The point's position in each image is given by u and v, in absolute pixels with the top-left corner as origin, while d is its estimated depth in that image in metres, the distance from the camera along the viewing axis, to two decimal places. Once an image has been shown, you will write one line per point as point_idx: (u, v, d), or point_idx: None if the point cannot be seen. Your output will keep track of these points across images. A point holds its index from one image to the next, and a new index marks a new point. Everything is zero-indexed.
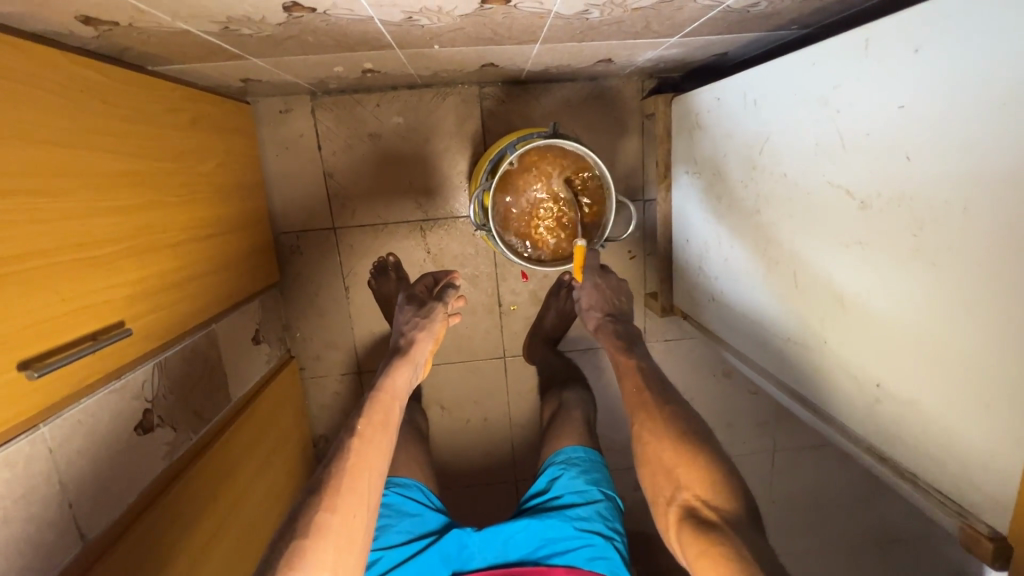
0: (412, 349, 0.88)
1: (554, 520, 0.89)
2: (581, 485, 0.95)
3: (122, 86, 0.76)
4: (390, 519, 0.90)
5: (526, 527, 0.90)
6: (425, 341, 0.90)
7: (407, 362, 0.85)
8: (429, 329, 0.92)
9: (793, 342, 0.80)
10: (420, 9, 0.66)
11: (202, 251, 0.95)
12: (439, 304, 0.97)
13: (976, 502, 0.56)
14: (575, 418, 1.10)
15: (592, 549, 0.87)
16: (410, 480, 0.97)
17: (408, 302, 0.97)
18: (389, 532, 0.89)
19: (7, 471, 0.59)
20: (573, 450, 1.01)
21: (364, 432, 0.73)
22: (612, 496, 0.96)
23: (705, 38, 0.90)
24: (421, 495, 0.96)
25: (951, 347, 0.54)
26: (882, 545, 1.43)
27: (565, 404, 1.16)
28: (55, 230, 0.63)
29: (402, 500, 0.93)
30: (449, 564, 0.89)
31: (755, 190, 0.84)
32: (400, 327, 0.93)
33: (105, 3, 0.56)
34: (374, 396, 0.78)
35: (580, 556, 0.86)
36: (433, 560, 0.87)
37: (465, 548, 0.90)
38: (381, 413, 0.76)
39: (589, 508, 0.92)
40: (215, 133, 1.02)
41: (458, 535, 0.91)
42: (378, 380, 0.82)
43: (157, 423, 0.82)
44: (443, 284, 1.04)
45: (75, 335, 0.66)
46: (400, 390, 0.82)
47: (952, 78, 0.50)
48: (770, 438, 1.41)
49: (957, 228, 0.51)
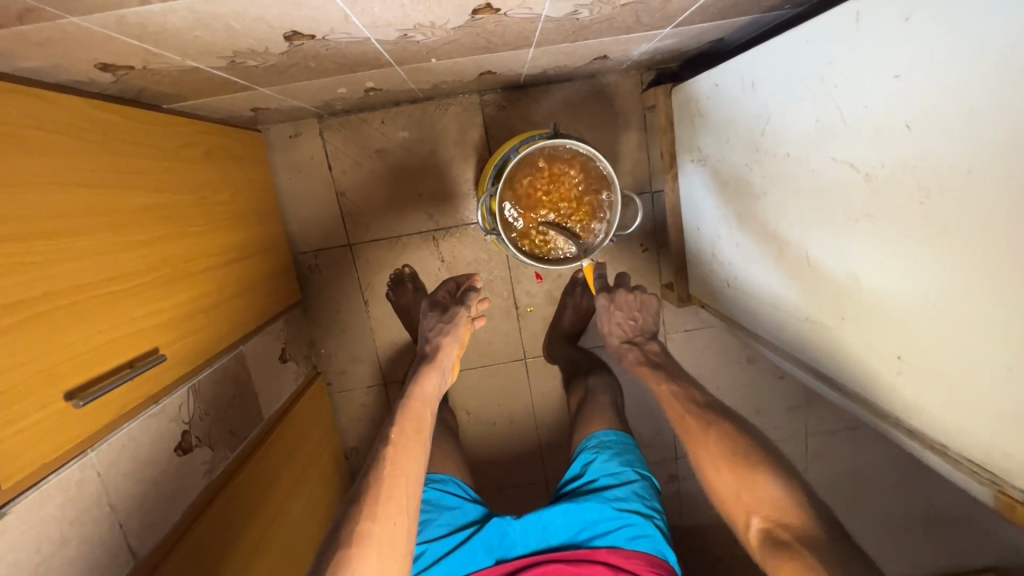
0: (438, 354, 0.90)
1: (591, 503, 0.90)
2: (616, 467, 0.95)
3: (139, 125, 0.80)
4: (430, 514, 0.91)
5: (565, 511, 0.90)
6: (450, 347, 0.92)
7: (434, 367, 0.87)
8: (454, 334, 0.93)
9: (811, 322, 0.80)
10: (414, 26, 0.69)
11: (226, 276, 0.99)
12: (462, 308, 0.96)
13: (1007, 469, 0.56)
14: (603, 404, 1.11)
15: (633, 528, 0.87)
16: (447, 475, 0.99)
17: (431, 309, 0.97)
18: (431, 526, 0.90)
19: (63, 494, 0.63)
20: (605, 434, 1.02)
21: (398, 440, 0.75)
22: (646, 476, 0.96)
23: (698, 27, 0.91)
24: (459, 489, 0.97)
25: (968, 313, 0.54)
26: (927, 527, 1.39)
27: (592, 391, 1.16)
28: (89, 266, 0.67)
29: (440, 495, 0.94)
30: (493, 553, 0.89)
31: (760, 172, 0.83)
32: (426, 334, 0.94)
33: (122, 50, 0.60)
34: (405, 404, 0.80)
35: (621, 536, 0.86)
36: (475, 550, 0.88)
37: (506, 537, 0.90)
38: (413, 421, 0.78)
39: (626, 488, 0.92)
40: (231, 163, 1.06)
41: (497, 524, 0.91)
42: (408, 387, 0.84)
43: (195, 444, 0.86)
44: (465, 289, 1.04)
45: (115, 365, 0.70)
46: (429, 396, 0.83)
47: (944, 42, 0.50)
48: (802, 422, 1.39)
49: (962, 193, 0.51)
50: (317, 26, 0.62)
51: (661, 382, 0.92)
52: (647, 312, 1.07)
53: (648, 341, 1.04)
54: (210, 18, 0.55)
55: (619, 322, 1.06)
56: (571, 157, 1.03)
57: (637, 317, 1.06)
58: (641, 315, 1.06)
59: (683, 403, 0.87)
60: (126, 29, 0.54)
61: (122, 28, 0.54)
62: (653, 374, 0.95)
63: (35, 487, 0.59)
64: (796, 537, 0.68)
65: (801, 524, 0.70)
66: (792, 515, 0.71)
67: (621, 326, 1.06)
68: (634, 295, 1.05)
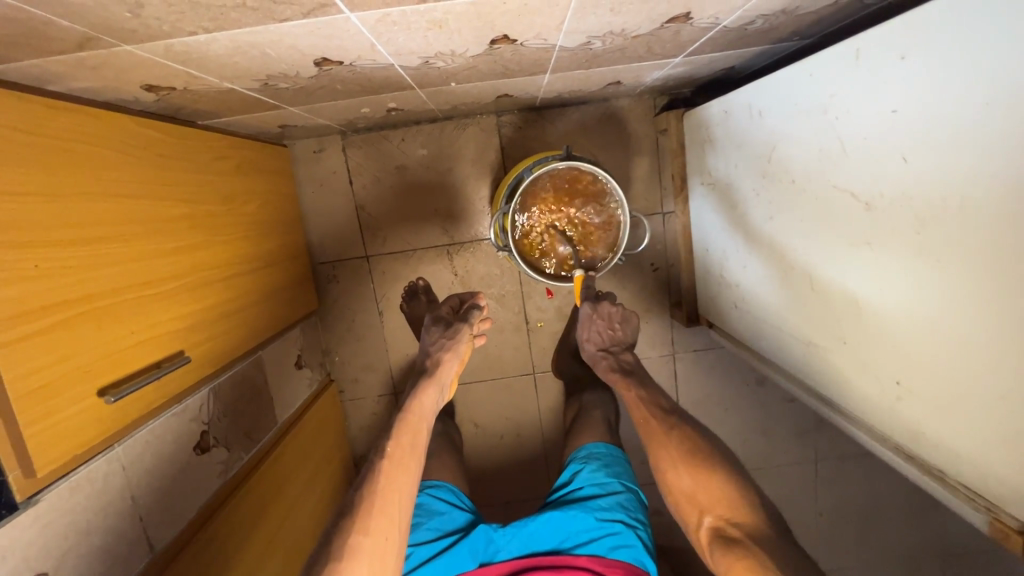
0: (438, 370, 0.92)
1: (576, 512, 0.91)
2: (602, 478, 0.97)
3: (177, 141, 0.85)
4: (420, 517, 0.93)
5: (549, 519, 0.92)
6: (450, 362, 0.94)
7: (433, 383, 0.89)
8: (455, 350, 0.96)
9: (815, 345, 0.81)
10: (436, 54, 0.73)
11: (249, 283, 1.03)
12: (464, 325, 1.00)
13: (1003, 497, 0.56)
14: (594, 419, 1.14)
15: (615, 538, 0.88)
16: (441, 481, 1.02)
17: (434, 324, 1.01)
18: (420, 529, 0.92)
19: (90, 484, 0.66)
20: (595, 446, 1.05)
21: (393, 453, 0.76)
22: (633, 489, 0.98)
23: (709, 56, 0.94)
24: (452, 496, 0.99)
25: (963, 339, 0.55)
26: (941, 560, 1.36)
27: (586, 406, 1.19)
28: (127, 270, 0.71)
29: (432, 499, 0.96)
30: (477, 557, 0.90)
31: (767, 197, 0.85)
32: (426, 348, 0.97)
33: (166, 73, 0.65)
34: (402, 417, 0.82)
35: (604, 545, 0.87)
36: (461, 554, 0.89)
37: (492, 543, 0.92)
38: (409, 434, 0.80)
39: (610, 499, 0.94)
40: (258, 175, 1.12)
41: (484, 531, 0.93)
42: (406, 402, 0.86)
43: (213, 444, 0.90)
44: (468, 306, 1.07)
45: (143, 364, 0.74)
46: (426, 411, 0.86)
47: (938, 80, 0.52)
48: (812, 447, 1.38)
49: (955, 222, 0.53)
50: (346, 53, 0.67)
51: (631, 390, 0.92)
52: (627, 326, 1.08)
53: (623, 352, 1.05)
54: (248, 46, 0.59)
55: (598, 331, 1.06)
56: (574, 178, 1.06)
57: (618, 330, 1.07)
58: (621, 328, 1.07)
59: (649, 408, 0.87)
60: (172, 55, 0.59)
61: (170, 54, 0.59)
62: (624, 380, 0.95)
63: (65, 477, 0.63)
64: (745, 534, 0.70)
65: (750, 523, 0.71)
66: (739, 513, 0.73)
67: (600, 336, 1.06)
68: (617, 308, 1.07)
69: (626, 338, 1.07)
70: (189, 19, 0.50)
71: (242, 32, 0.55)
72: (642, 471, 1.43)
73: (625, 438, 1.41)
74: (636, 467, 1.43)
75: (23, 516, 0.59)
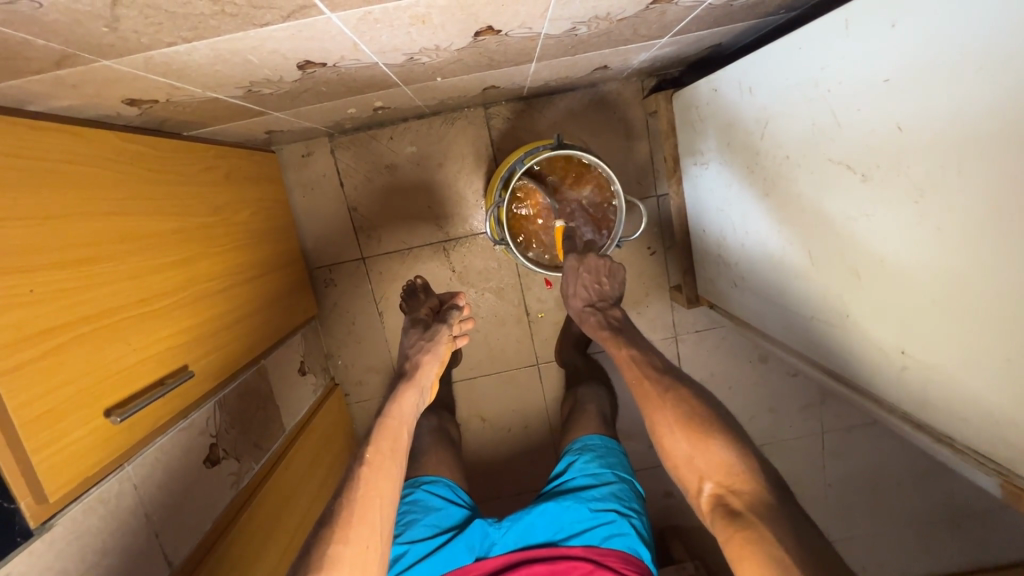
0: (417, 372, 0.93)
1: (570, 503, 0.93)
2: (595, 469, 0.98)
3: (164, 154, 0.84)
4: (417, 514, 0.94)
5: (544, 512, 0.93)
6: (430, 364, 0.95)
7: (412, 386, 0.90)
8: (433, 352, 0.97)
9: (818, 319, 0.81)
10: (419, 50, 0.72)
11: (246, 293, 1.02)
12: (444, 326, 1.02)
13: (1011, 458, 0.56)
14: (590, 412, 1.15)
15: (609, 527, 0.89)
16: (438, 477, 1.01)
17: (414, 327, 1.03)
18: (416, 526, 0.92)
19: (103, 505, 0.67)
20: (590, 438, 1.05)
21: (373, 460, 0.77)
22: (628, 479, 0.98)
23: (695, 35, 0.93)
24: (448, 492, 0.99)
25: (965, 304, 0.55)
26: (952, 522, 1.38)
27: (581, 400, 1.22)
28: (123, 289, 0.71)
29: (427, 496, 0.96)
30: (474, 551, 0.91)
31: (762, 173, 0.85)
32: (408, 351, 0.98)
33: (148, 86, 0.64)
34: (383, 422, 0.82)
35: (597, 535, 0.88)
36: (458, 549, 0.90)
37: (488, 537, 0.93)
38: (390, 440, 0.80)
39: (603, 489, 0.94)
40: (248, 184, 1.10)
41: (480, 525, 0.94)
42: (386, 407, 0.86)
43: (222, 456, 0.90)
44: (448, 306, 1.09)
45: (148, 382, 0.74)
46: (406, 415, 0.86)
47: (930, 46, 0.51)
48: (817, 419, 1.39)
49: (953, 189, 0.53)
50: (329, 55, 0.66)
51: (622, 349, 0.91)
52: (613, 279, 1.03)
53: (611, 307, 1.01)
54: (230, 53, 0.58)
55: (586, 286, 1.01)
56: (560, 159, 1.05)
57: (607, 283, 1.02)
58: (607, 282, 1.02)
59: (643, 368, 0.85)
60: (153, 68, 0.58)
61: (150, 67, 0.57)
62: (613, 338, 0.94)
63: (78, 500, 0.63)
64: (746, 505, 0.65)
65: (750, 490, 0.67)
66: None
67: (590, 290, 1.01)
68: (604, 261, 1.01)
69: (617, 289, 1.03)
70: (167, 30, 0.49)
71: (222, 39, 0.54)
72: (651, 454, 1.44)
73: (632, 422, 1.42)
74: (645, 451, 1.43)
75: (38, 542, 0.58)
